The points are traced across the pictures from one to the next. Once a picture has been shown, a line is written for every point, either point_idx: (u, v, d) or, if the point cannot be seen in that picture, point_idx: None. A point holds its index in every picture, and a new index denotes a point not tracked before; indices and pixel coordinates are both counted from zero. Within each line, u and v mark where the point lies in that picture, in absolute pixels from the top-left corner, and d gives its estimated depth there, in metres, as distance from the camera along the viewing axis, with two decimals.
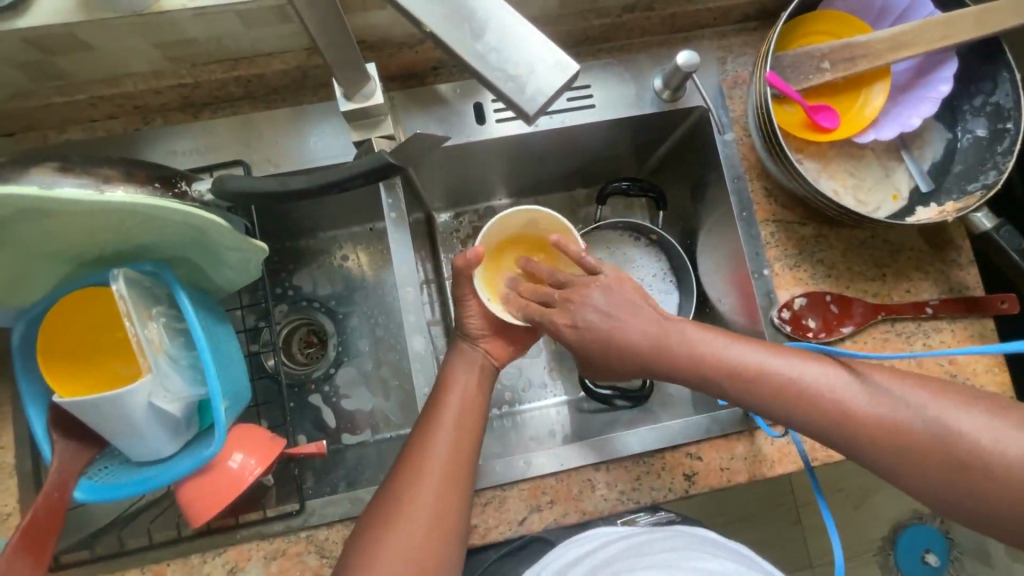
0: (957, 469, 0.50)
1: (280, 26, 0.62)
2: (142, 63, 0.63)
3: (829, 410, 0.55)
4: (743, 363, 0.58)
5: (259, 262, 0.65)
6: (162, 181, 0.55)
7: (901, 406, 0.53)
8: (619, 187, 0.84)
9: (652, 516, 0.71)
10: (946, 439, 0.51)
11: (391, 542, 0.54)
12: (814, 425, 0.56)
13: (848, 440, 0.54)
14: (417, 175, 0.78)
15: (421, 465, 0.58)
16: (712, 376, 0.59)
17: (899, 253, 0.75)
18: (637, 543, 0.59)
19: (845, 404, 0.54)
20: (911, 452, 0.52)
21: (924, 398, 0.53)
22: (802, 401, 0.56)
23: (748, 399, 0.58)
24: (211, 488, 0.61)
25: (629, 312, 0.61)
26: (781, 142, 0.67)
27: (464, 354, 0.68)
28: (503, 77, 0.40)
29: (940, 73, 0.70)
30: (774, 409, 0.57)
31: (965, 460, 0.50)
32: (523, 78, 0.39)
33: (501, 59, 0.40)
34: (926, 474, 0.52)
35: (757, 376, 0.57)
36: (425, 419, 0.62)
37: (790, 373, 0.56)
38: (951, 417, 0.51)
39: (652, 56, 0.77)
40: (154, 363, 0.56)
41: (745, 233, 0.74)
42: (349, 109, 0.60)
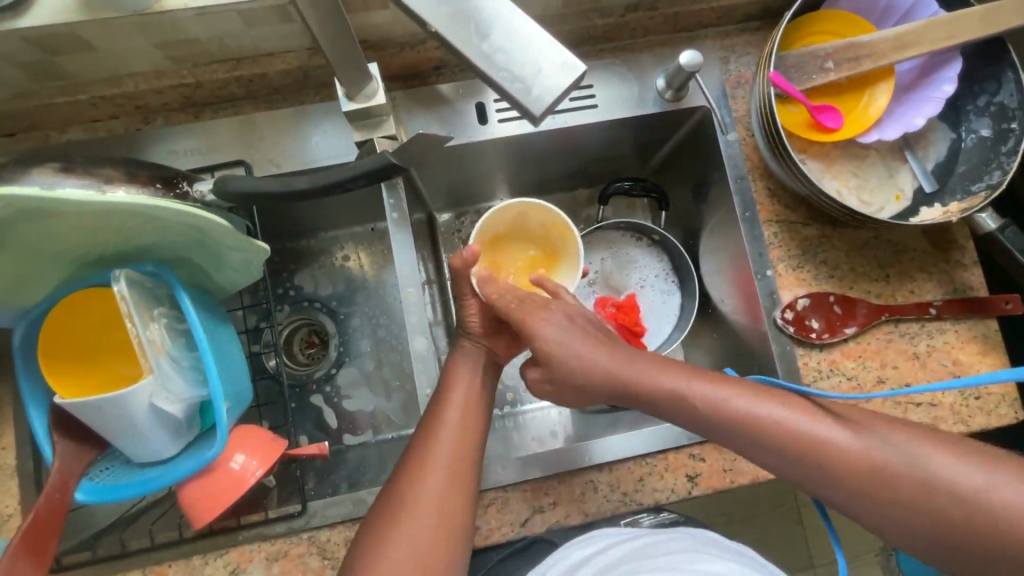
0: (948, 521, 0.50)
1: (282, 26, 0.61)
2: (143, 62, 0.63)
3: (820, 460, 0.54)
4: (735, 410, 0.57)
5: (261, 263, 0.64)
6: (163, 181, 0.55)
7: (893, 456, 0.52)
8: (621, 187, 0.84)
9: (655, 517, 0.72)
10: (935, 491, 0.51)
11: (397, 544, 0.54)
12: (804, 474, 0.55)
13: (839, 490, 0.54)
14: (419, 175, 0.78)
15: (424, 469, 0.58)
16: (703, 422, 0.58)
17: (902, 254, 0.75)
18: (642, 545, 0.59)
19: (838, 454, 0.54)
20: (894, 502, 0.52)
21: (914, 447, 0.52)
22: (793, 450, 0.55)
23: (739, 445, 0.58)
24: (213, 489, 0.61)
25: (591, 345, 0.61)
26: (784, 143, 0.67)
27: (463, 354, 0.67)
28: (509, 78, 0.39)
29: (943, 73, 0.69)
30: (765, 456, 0.57)
31: (958, 513, 0.50)
32: (530, 79, 0.39)
33: (507, 59, 0.39)
34: (918, 525, 0.51)
35: (748, 425, 0.56)
36: (429, 420, 0.61)
37: (781, 421, 0.56)
38: (940, 470, 0.51)
39: (654, 56, 0.77)
40: (156, 364, 0.55)
41: (748, 233, 0.74)
42: (351, 109, 0.60)
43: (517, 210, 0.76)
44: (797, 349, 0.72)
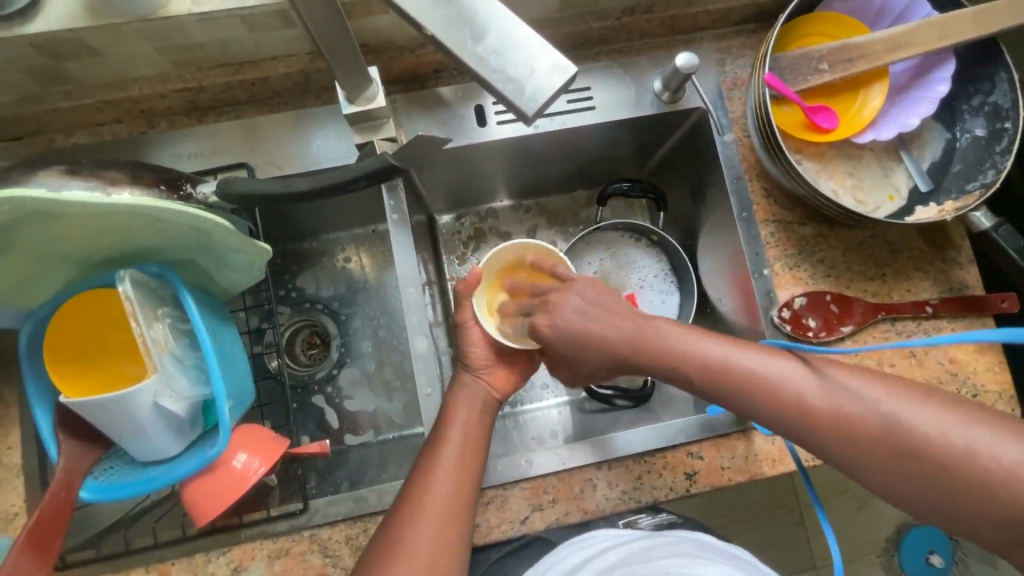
0: (931, 470, 0.47)
1: (284, 30, 0.62)
2: (147, 67, 0.64)
3: (797, 406, 0.53)
4: (712, 357, 0.56)
5: (263, 264, 0.65)
6: (167, 183, 0.56)
7: (871, 401, 0.50)
8: (620, 188, 0.85)
9: (654, 518, 0.69)
10: (915, 438, 0.48)
11: (404, 553, 0.54)
12: (782, 422, 0.54)
13: (819, 438, 0.52)
14: (419, 177, 0.79)
15: (421, 499, 0.57)
16: (680, 368, 0.57)
17: (899, 253, 0.75)
18: (638, 549, 0.59)
19: (813, 400, 0.52)
20: (871, 447, 0.49)
21: (893, 395, 0.50)
22: (770, 397, 0.54)
23: (717, 394, 0.56)
24: (216, 488, 0.62)
25: (597, 314, 0.61)
26: (780, 143, 0.67)
27: (463, 354, 0.68)
28: (503, 79, 0.40)
29: (937, 74, 0.70)
30: (742, 404, 0.55)
31: (941, 461, 0.47)
32: (523, 79, 0.40)
33: (500, 61, 0.40)
34: (903, 473, 0.48)
35: (725, 370, 0.56)
36: (439, 430, 0.62)
37: (758, 368, 0.55)
38: (914, 415, 0.48)
39: (651, 58, 0.77)
40: (160, 363, 0.56)
41: (746, 233, 0.74)
42: (352, 112, 0.61)
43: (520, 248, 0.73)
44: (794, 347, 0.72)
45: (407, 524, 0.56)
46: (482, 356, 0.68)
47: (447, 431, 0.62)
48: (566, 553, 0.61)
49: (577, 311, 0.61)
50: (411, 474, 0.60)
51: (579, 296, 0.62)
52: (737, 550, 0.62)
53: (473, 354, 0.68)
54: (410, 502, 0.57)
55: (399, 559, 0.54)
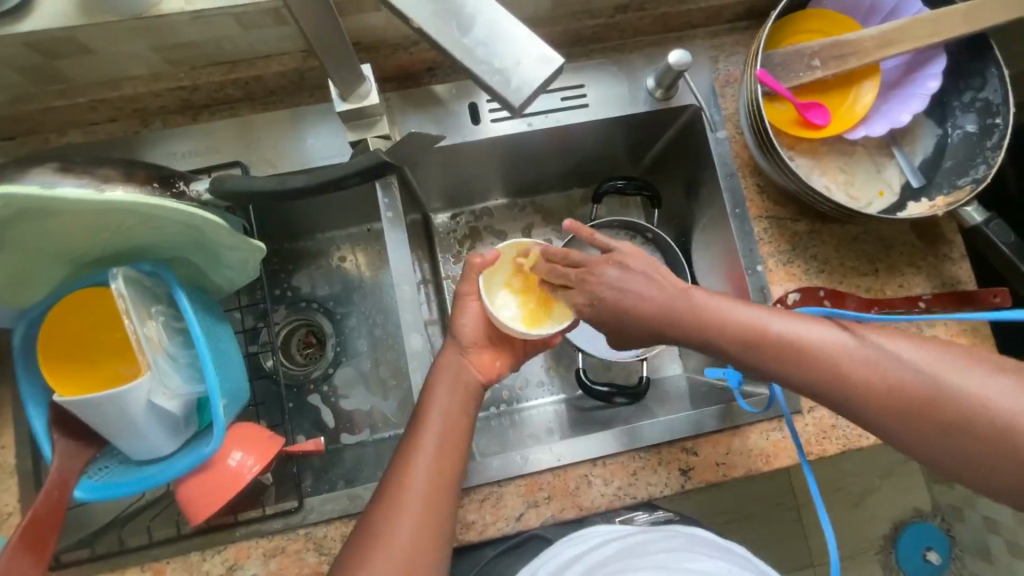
0: (972, 434, 0.47)
1: (277, 29, 0.63)
2: (141, 66, 0.64)
3: (843, 373, 0.52)
4: (754, 326, 0.56)
5: (257, 263, 0.65)
6: (161, 180, 0.56)
7: (918, 365, 0.50)
8: (614, 186, 0.85)
9: (650, 515, 0.72)
10: (960, 402, 0.48)
11: (381, 549, 0.54)
12: (825, 391, 0.53)
13: (858, 402, 0.52)
14: (413, 175, 0.79)
15: (401, 491, 0.57)
16: (722, 337, 0.57)
17: (891, 248, 0.76)
18: (633, 543, 0.59)
19: (860, 367, 0.51)
20: (913, 411, 0.49)
21: (937, 358, 0.50)
22: (813, 366, 0.53)
23: (758, 363, 0.56)
24: (208, 487, 0.62)
25: (640, 286, 0.61)
26: (772, 140, 0.68)
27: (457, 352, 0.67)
28: (489, 71, 0.40)
29: (928, 70, 0.70)
30: (785, 373, 0.55)
31: (987, 425, 0.47)
32: (510, 71, 0.40)
33: (487, 52, 0.40)
34: (948, 440, 0.48)
35: (769, 340, 0.55)
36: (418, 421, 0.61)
37: (802, 336, 0.54)
38: (956, 378, 0.48)
39: (644, 56, 0.78)
40: (153, 361, 0.56)
41: (739, 230, 0.75)
42: (346, 109, 0.61)
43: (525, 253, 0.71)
44: None
45: (389, 516, 0.55)
46: (481, 350, 0.68)
47: (427, 423, 0.61)
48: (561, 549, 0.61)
49: (613, 286, 0.62)
50: (391, 463, 0.59)
51: (617, 270, 0.62)
52: (729, 543, 0.63)
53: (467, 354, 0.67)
54: (390, 493, 0.57)
55: (382, 549, 0.54)
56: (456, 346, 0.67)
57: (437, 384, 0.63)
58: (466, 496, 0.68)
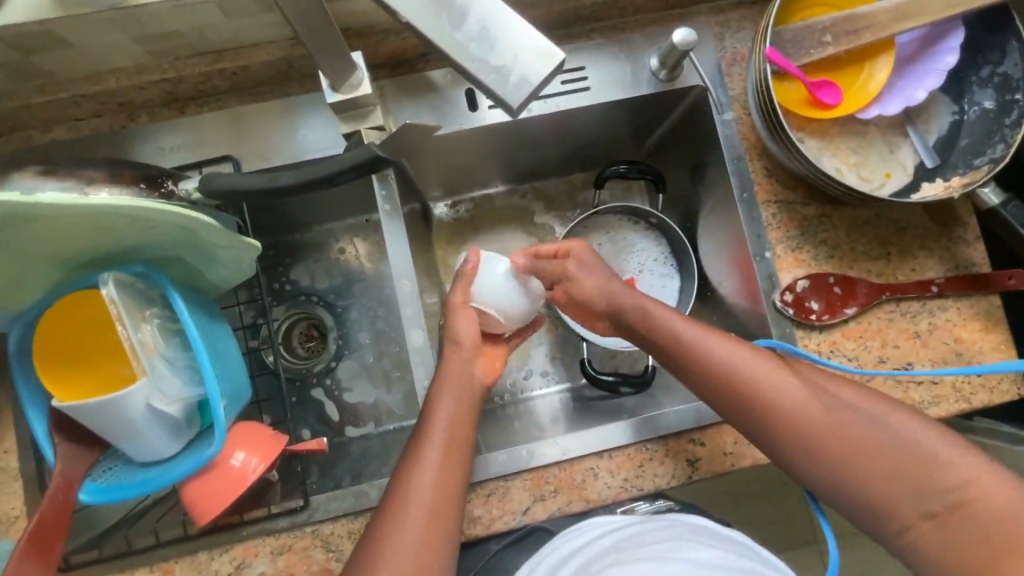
0: (904, 477, 0.52)
1: (262, 16, 0.60)
2: (123, 57, 0.62)
3: (819, 430, 0.55)
4: (740, 380, 0.58)
5: (253, 260, 0.64)
6: (147, 181, 0.54)
7: (867, 417, 0.55)
8: (617, 171, 0.83)
9: (652, 504, 0.71)
10: (892, 450, 0.53)
11: (390, 548, 0.53)
12: (770, 428, 0.57)
13: (803, 443, 0.56)
14: (410, 164, 0.77)
15: (405, 501, 0.56)
16: (712, 386, 0.60)
17: (904, 231, 0.73)
18: (632, 534, 0.59)
19: (836, 430, 0.55)
20: (853, 458, 0.54)
21: (904, 422, 0.54)
22: (775, 407, 0.57)
23: (739, 415, 0.59)
24: (214, 488, 0.61)
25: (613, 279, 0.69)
26: (781, 122, 0.65)
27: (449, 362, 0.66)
28: (485, 69, 0.39)
29: (945, 44, 0.67)
30: (762, 428, 0.58)
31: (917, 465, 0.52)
32: (505, 69, 0.39)
33: (483, 50, 0.39)
34: (875, 492, 0.53)
35: (755, 395, 0.58)
36: (427, 425, 0.61)
37: (781, 397, 0.57)
38: (893, 427, 0.54)
39: (648, 35, 0.74)
40: (149, 366, 0.55)
41: (746, 216, 0.72)
42: (337, 100, 0.58)
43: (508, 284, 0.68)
44: (796, 331, 0.71)
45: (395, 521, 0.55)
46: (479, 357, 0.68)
47: (431, 430, 0.60)
48: (563, 541, 0.61)
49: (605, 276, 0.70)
50: (396, 476, 0.58)
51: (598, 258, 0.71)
52: (729, 531, 0.62)
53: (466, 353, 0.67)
54: (396, 503, 0.56)
55: (383, 562, 0.53)
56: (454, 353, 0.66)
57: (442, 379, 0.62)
58: (471, 491, 0.67)
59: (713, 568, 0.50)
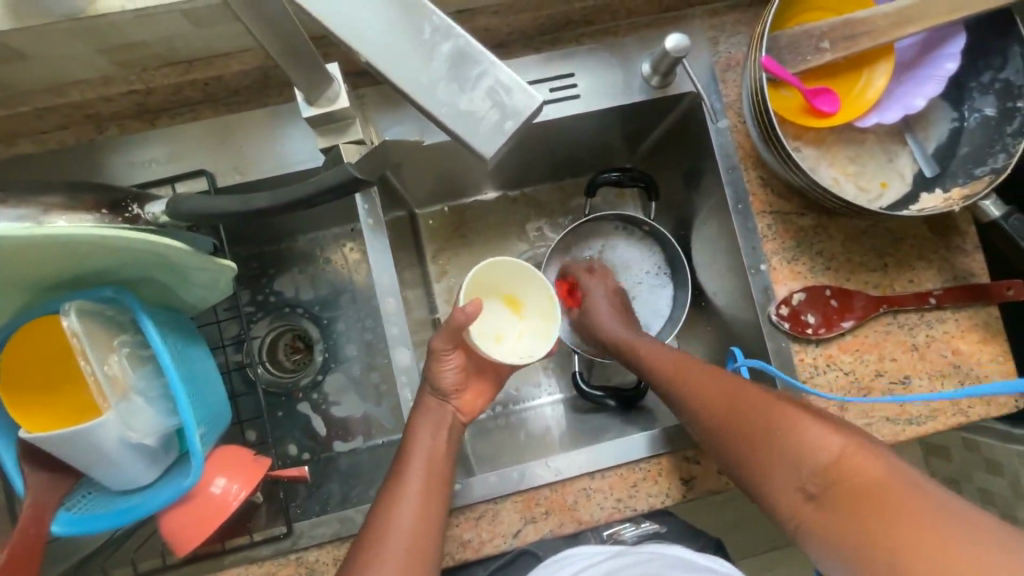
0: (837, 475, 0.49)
1: (232, 24, 0.57)
2: (86, 68, 0.58)
3: (751, 428, 0.56)
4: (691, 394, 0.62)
5: (229, 280, 0.61)
6: (111, 206, 0.52)
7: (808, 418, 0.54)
8: (610, 178, 0.81)
9: (639, 527, 0.69)
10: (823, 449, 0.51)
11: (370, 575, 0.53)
12: (714, 429, 0.59)
13: (739, 441, 0.57)
14: (394, 174, 0.74)
15: (385, 530, 0.56)
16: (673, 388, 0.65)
17: (902, 242, 0.72)
18: (607, 570, 0.58)
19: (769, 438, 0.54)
20: (782, 452, 0.53)
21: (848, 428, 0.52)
22: (720, 407, 0.59)
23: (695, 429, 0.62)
24: (194, 517, 0.59)
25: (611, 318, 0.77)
26: (776, 133, 0.63)
27: (440, 399, 0.65)
28: (455, 113, 0.35)
29: (945, 49, 0.65)
30: (714, 442, 0.59)
31: (852, 465, 0.49)
32: (478, 115, 0.34)
33: (452, 92, 0.34)
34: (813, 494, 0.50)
35: (699, 408, 0.61)
36: (405, 455, 0.61)
37: (719, 407, 0.59)
38: (827, 429, 0.52)
39: (639, 39, 0.72)
40: (118, 398, 0.53)
41: (741, 227, 0.70)
42: (313, 115, 0.55)
43: (501, 270, 0.66)
44: (792, 345, 0.69)
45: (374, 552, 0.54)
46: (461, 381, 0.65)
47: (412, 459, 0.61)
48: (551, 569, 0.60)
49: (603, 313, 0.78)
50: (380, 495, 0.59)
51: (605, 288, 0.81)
52: (711, 561, 0.60)
53: (448, 398, 0.65)
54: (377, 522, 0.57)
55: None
56: (444, 393, 0.65)
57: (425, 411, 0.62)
58: (461, 514, 0.65)
59: None
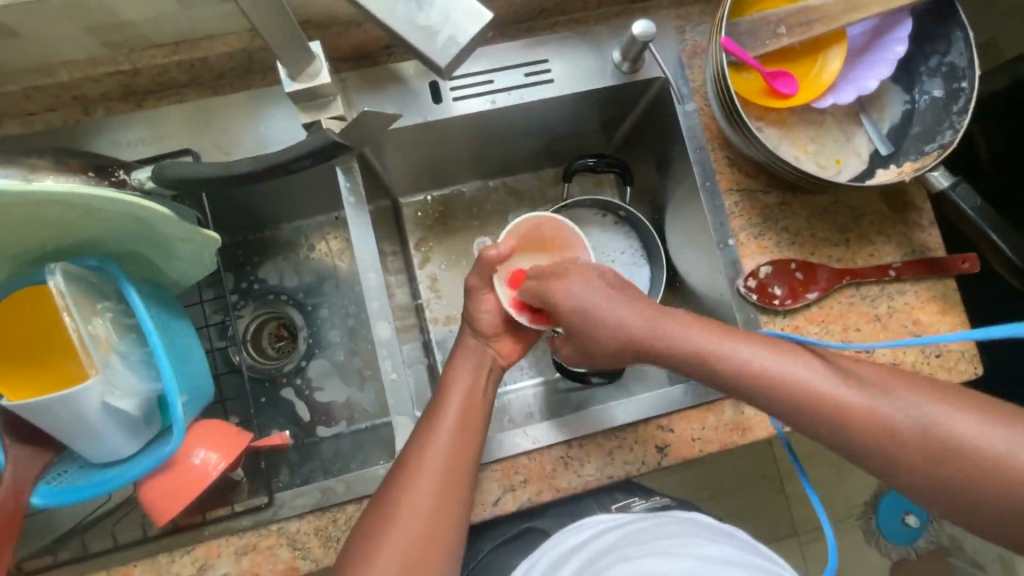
0: (958, 469, 0.46)
1: (217, 6, 0.59)
2: (74, 48, 0.60)
3: (844, 421, 0.50)
4: (730, 361, 0.53)
5: (213, 254, 0.63)
6: (96, 169, 0.54)
7: (920, 415, 0.48)
8: (585, 164, 0.84)
9: (649, 502, 0.72)
10: (964, 448, 0.46)
11: (396, 528, 0.54)
12: (797, 417, 0.52)
13: (836, 433, 0.50)
14: (376, 157, 0.77)
15: (416, 476, 0.56)
16: (733, 380, 0.53)
17: (862, 217, 0.75)
18: (637, 530, 0.58)
19: (832, 403, 0.50)
20: (892, 450, 0.48)
21: (972, 425, 0.46)
22: (801, 401, 0.51)
23: (741, 392, 0.54)
24: (174, 485, 0.60)
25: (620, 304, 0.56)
26: (738, 111, 0.66)
27: (482, 340, 0.67)
28: (412, 28, 0.45)
29: (895, 34, 0.69)
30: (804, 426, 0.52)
31: (982, 464, 0.45)
32: (433, 29, 0.45)
33: (412, 11, 0.45)
34: (918, 480, 0.48)
35: (795, 400, 0.51)
36: (440, 402, 0.62)
37: (798, 376, 0.52)
38: (943, 423, 0.47)
39: (610, 28, 0.75)
40: (100, 361, 0.54)
41: (709, 203, 0.74)
42: (296, 90, 0.58)
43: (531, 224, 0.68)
44: (760, 316, 0.72)
45: (402, 498, 0.55)
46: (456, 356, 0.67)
47: (446, 413, 0.61)
48: (568, 537, 0.60)
49: (597, 296, 0.57)
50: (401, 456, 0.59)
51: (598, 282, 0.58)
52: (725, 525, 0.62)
53: (489, 339, 0.67)
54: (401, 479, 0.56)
55: (391, 529, 0.54)
56: (484, 334, 0.67)
57: (460, 370, 0.65)
58: None
59: (718, 563, 0.49)
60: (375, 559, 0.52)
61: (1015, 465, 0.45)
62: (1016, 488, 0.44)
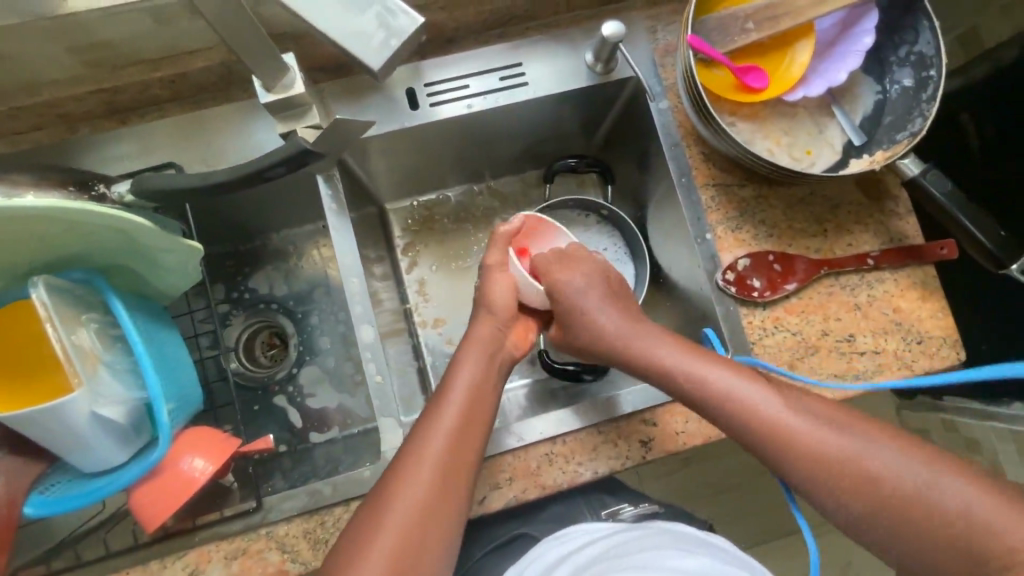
0: (855, 481, 0.53)
1: (193, 23, 0.61)
2: (57, 69, 0.62)
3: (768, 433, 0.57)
4: (705, 383, 0.61)
5: (198, 264, 0.64)
6: (77, 184, 0.56)
7: (833, 436, 0.55)
8: (567, 165, 0.87)
9: (637, 507, 0.73)
10: (862, 467, 0.53)
11: (388, 521, 0.54)
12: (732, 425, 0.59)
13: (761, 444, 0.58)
14: (359, 165, 0.78)
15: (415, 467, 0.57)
16: (684, 386, 0.62)
17: (838, 207, 0.76)
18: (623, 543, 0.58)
19: (791, 431, 0.57)
20: (807, 461, 0.56)
21: (877, 450, 0.54)
22: (736, 409, 0.59)
23: (688, 400, 0.62)
24: (163, 493, 0.61)
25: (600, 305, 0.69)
26: (708, 107, 0.68)
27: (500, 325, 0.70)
28: (347, 31, 0.45)
29: (862, 26, 0.70)
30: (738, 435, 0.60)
31: (873, 481, 0.53)
32: (367, 33, 0.45)
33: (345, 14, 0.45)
34: (822, 489, 0.55)
35: (733, 410, 0.59)
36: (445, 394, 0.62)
37: (737, 389, 0.59)
38: (853, 449, 0.54)
39: (582, 30, 0.77)
40: (85, 372, 0.55)
41: (685, 199, 0.75)
42: (271, 100, 0.59)
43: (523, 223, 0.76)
44: (740, 308, 0.72)
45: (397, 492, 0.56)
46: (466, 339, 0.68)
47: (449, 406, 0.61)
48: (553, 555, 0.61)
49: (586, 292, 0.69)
50: (392, 464, 0.58)
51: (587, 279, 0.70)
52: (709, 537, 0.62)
53: (505, 325, 0.70)
54: (389, 487, 0.56)
55: (383, 522, 0.54)
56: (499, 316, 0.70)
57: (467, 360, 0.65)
58: None
59: None
60: (364, 551, 0.53)
61: (904, 483, 0.52)
62: (908, 508, 0.51)
